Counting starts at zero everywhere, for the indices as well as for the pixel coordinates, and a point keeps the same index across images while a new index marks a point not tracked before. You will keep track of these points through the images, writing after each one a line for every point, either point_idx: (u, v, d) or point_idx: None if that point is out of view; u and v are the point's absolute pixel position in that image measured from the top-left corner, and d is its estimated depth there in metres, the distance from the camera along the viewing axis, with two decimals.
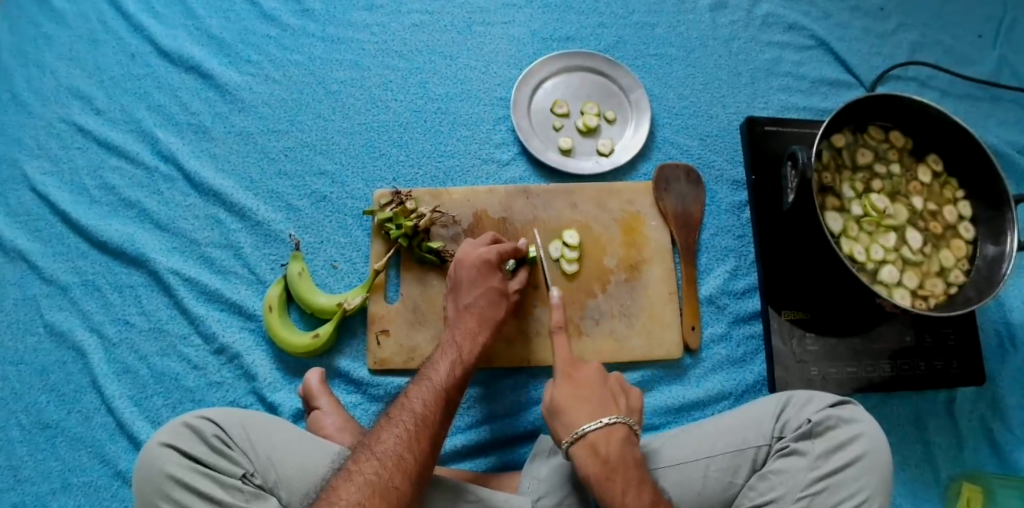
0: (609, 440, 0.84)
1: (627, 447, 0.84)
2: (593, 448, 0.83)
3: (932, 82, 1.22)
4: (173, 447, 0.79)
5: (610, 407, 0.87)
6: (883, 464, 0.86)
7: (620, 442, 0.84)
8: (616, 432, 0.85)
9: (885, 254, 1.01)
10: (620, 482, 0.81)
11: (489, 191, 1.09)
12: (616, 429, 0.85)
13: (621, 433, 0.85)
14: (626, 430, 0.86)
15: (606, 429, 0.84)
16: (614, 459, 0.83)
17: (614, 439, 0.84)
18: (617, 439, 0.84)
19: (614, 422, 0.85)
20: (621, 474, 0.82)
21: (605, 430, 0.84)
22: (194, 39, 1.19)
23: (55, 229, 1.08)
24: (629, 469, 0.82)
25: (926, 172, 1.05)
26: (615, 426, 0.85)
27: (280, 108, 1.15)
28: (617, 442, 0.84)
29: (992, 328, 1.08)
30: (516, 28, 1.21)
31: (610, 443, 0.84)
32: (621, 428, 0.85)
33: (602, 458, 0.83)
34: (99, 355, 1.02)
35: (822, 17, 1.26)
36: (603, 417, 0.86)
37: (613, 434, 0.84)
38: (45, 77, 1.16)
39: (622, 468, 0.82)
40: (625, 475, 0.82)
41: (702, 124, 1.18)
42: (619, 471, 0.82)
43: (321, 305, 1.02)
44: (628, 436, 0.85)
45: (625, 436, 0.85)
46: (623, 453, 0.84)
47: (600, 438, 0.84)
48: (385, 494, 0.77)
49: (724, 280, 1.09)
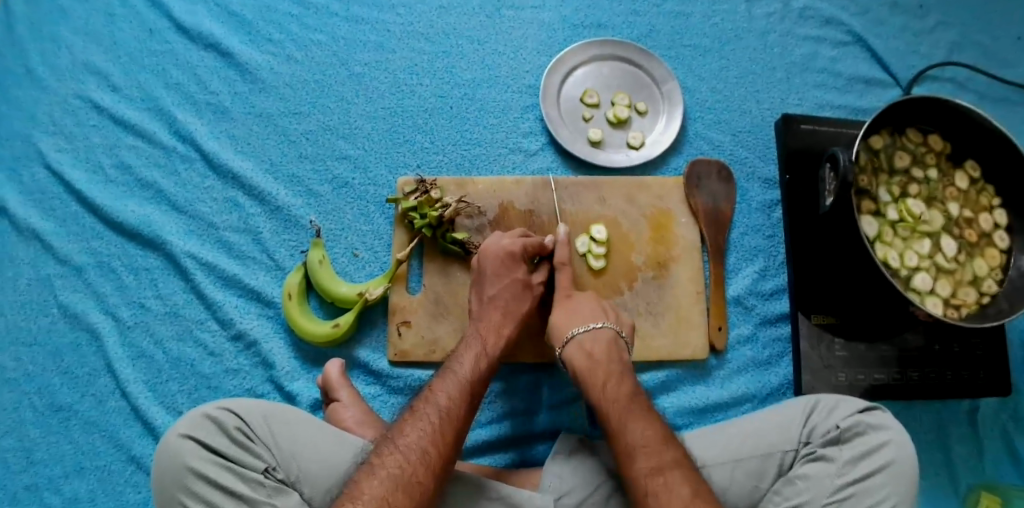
0: (596, 341, 0.90)
1: (612, 348, 0.90)
2: (581, 347, 0.90)
3: (969, 83, 1.20)
4: (194, 439, 0.78)
5: (601, 316, 0.93)
6: (910, 474, 0.85)
7: (606, 343, 0.90)
8: (602, 336, 0.91)
9: (919, 261, 0.99)
10: (602, 374, 0.87)
11: (516, 183, 1.06)
12: (603, 334, 0.91)
13: (608, 335, 0.91)
14: (613, 335, 0.92)
15: (594, 331, 0.91)
16: (597, 355, 0.89)
17: (599, 340, 0.90)
18: (602, 341, 0.90)
19: (602, 326, 0.92)
20: (603, 366, 0.88)
21: (593, 332, 0.91)
22: (215, 15, 1.14)
23: (69, 208, 1.05)
24: (611, 362, 0.88)
25: (963, 178, 1.03)
26: (602, 330, 0.91)
27: (302, 89, 1.11)
28: (603, 343, 0.90)
29: (1020, 338, 1.07)
30: (547, 13, 1.17)
31: (596, 343, 0.90)
32: (608, 333, 0.91)
33: (589, 355, 0.89)
34: (114, 338, 1.00)
35: (860, 13, 1.22)
36: (592, 322, 0.92)
37: (599, 336, 0.91)
38: (60, 51, 1.12)
39: (606, 363, 0.88)
40: (606, 366, 0.88)
41: (735, 120, 1.15)
42: (602, 365, 0.88)
43: (342, 294, 0.99)
44: (615, 341, 0.91)
45: (610, 337, 0.91)
46: (608, 351, 0.89)
47: (588, 339, 0.91)
48: (409, 489, 0.75)
49: (752, 281, 1.07)
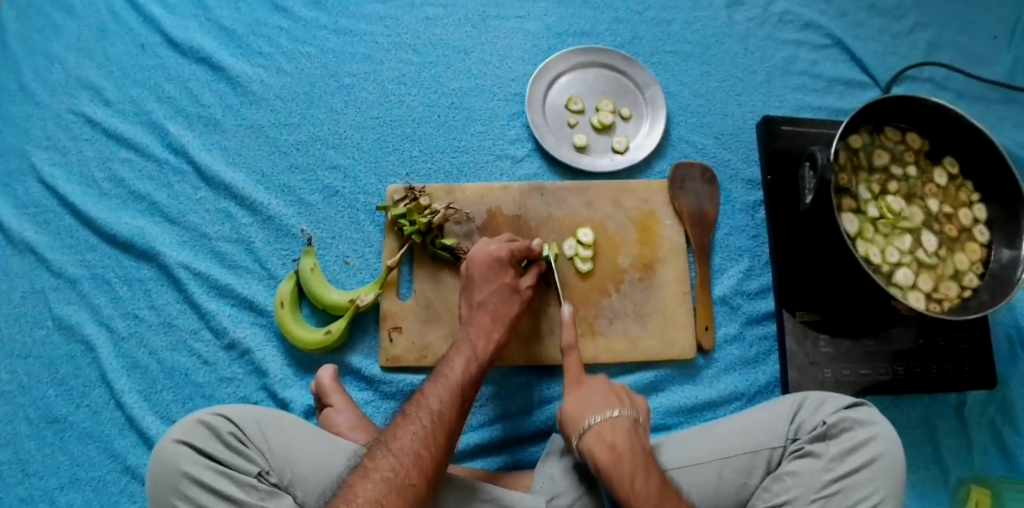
0: (615, 430, 0.85)
1: (634, 438, 0.85)
2: (600, 437, 0.84)
3: (947, 83, 1.22)
4: (188, 444, 0.79)
5: (617, 403, 0.89)
6: (897, 467, 0.86)
7: (627, 433, 0.85)
8: (622, 426, 0.86)
9: (900, 257, 1.01)
10: (628, 468, 0.81)
11: (503, 189, 1.08)
12: (622, 422, 0.86)
13: (626, 423, 0.86)
14: (631, 422, 0.87)
15: (613, 421, 0.86)
16: (620, 446, 0.83)
17: (619, 429, 0.85)
18: (622, 430, 0.85)
19: (620, 415, 0.87)
20: (628, 459, 0.82)
21: (612, 422, 0.86)
22: (205, 30, 1.17)
23: (63, 221, 1.07)
24: (635, 454, 0.83)
25: (941, 174, 1.05)
26: (620, 418, 0.87)
27: (292, 101, 1.14)
28: (623, 431, 0.85)
29: (1004, 331, 1.09)
30: (531, 22, 1.20)
31: (616, 433, 0.85)
32: (626, 420, 0.87)
33: (611, 448, 0.83)
34: (109, 349, 1.01)
35: (838, 16, 1.25)
36: (608, 411, 0.87)
37: (618, 425, 0.86)
38: (54, 68, 1.14)
39: (629, 456, 0.83)
40: (631, 460, 0.82)
41: (717, 123, 1.17)
42: (626, 458, 0.82)
43: (333, 302, 1.01)
44: (633, 428, 0.86)
45: (630, 426, 0.86)
46: (630, 442, 0.84)
47: (606, 429, 0.85)
48: (402, 493, 0.76)
49: (738, 280, 1.08)
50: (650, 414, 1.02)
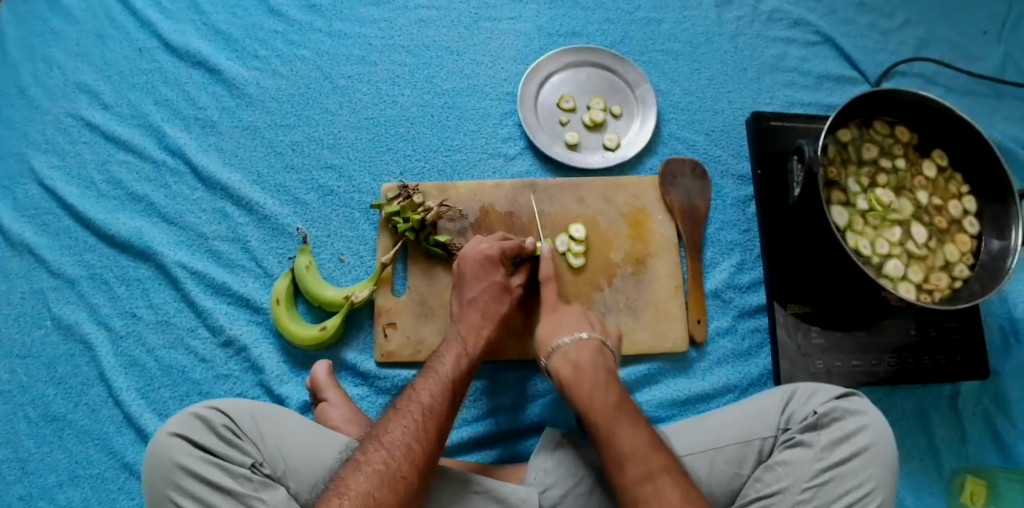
0: (581, 350, 0.91)
1: (598, 356, 0.91)
2: (566, 357, 0.91)
3: (937, 78, 1.23)
4: (183, 437, 0.80)
5: (586, 327, 0.95)
6: (888, 456, 0.86)
7: (593, 352, 0.91)
8: (589, 345, 0.92)
9: (890, 248, 1.02)
10: (588, 383, 0.87)
11: (496, 186, 1.10)
12: (588, 343, 0.92)
13: (594, 345, 0.92)
14: (599, 344, 0.93)
15: (580, 341, 0.92)
16: (583, 363, 0.90)
17: (585, 348, 0.91)
18: (588, 349, 0.91)
19: (587, 336, 0.93)
20: (589, 374, 0.88)
21: (579, 342, 0.92)
22: (202, 34, 1.19)
23: (62, 223, 1.09)
24: (598, 370, 0.89)
25: (930, 167, 1.06)
26: (587, 340, 0.93)
27: (288, 102, 1.16)
28: (589, 351, 0.91)
29: (997, 323, 1.09)
30: (523, 23, 1.22)
31: (581, 352, 0.91)
32: (594, 342, 0.93)
33: (575, 366, 0.90)
34: (107, 348, 1.03)
35: (827, 14, 1.26)
36: (577, 332, 0.94)
37: (585, 345, 0.92)
38: (53, 73, 1.16)
39: (591, 372, 0.88)
40: (592, 375, 0.88)
41: (708, 120, 1.18)
42: (588, 374, 0.88)
43: (328, 298, 1.02)
44: (600, 349, 0.92)
45: (597, 347, 0.92)
46: (594, 360, 0.90)
47: (573, 349, 0.92)
48: (393, 485, 0.77)
49: (729, 274, 1.09)
50: (643, 407, 1.02)
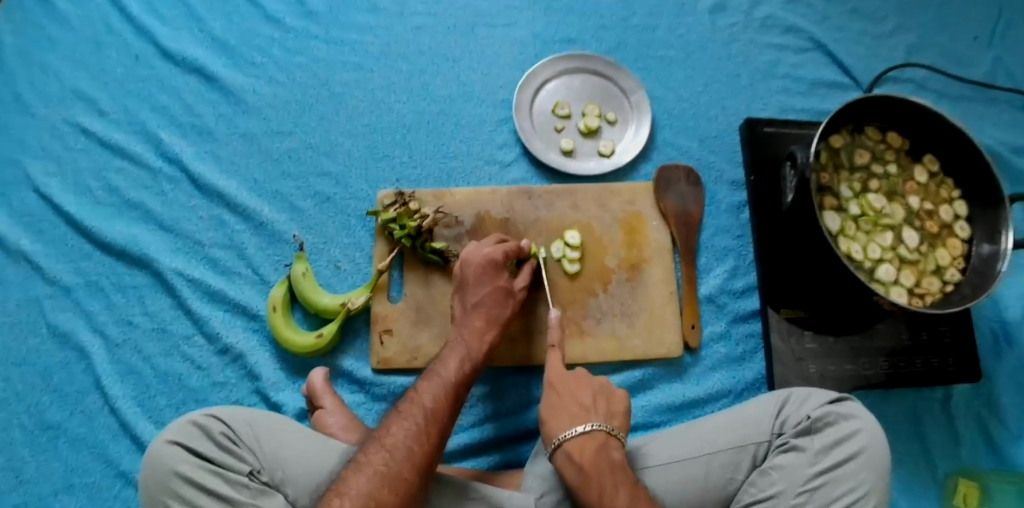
0: (584, 449, 0.83)
1: (604, 453, 0.83)
2: (570, 459, 0.83)
3: (928, 83, 1.24)
4: (180, 445, 0.80)
5: (589, 415, 0.87)
6: (882, 461, 0.86)
7: (598, 449, 0.83)
8: (593, 440, 0.84)
9: (882, 253, 1.03)
10: (594, 485, 0.80)
11: (491, 193, 1.10)
12: (593, 438, 0.84)
13: (598, 439, 0.84)
14: (604, 438, 0.84)
15: (583, 436, 0.84)
16: (588, 466, 0.82)
17: (590, 446, 0.83)
18: (591, 447, 0.83)
19: (591, 429, 0.84)
20: (595, 478, 0.81)
21: (581, 438, 0.84)
22: (199, 41, 1.19)
23: (58, 230, 1.09)
24: (603, 472, 0.81)
25: (921, 172, 1.07)
26: (591, 435, 0.84)
27: (284, 109, 1.16)
28: (594, 448, 0.83)
29: (989, 327, 1.10)
30: (518, 30, 1.23)
31: (585, 452, 0.83)
32: (599, 436, 0.84)
33: (579, 467, 0.82)
34: (104, 356, 1.03)
35: (820, 20, 1.27)
36: (580, 424, 0.85)
37: (589, 441, 0.84)
38: (49, 80, 1.17)
39: (597, 472, 0.81)
40: (598, 474, 0.81)
41: (701, 126, 1.19)
42: (595, 476, 0.81)
43: (325, 305, 1.03)
44: (605, 443, 0.84)
45: (602, 442, 0.84)
46: (599, 460, 0.82)
47: (576, 448, 0.83)
48: (394, 487, 0.77)
49: (723, 280, 1.10)
50: (639, 412, 1.03)
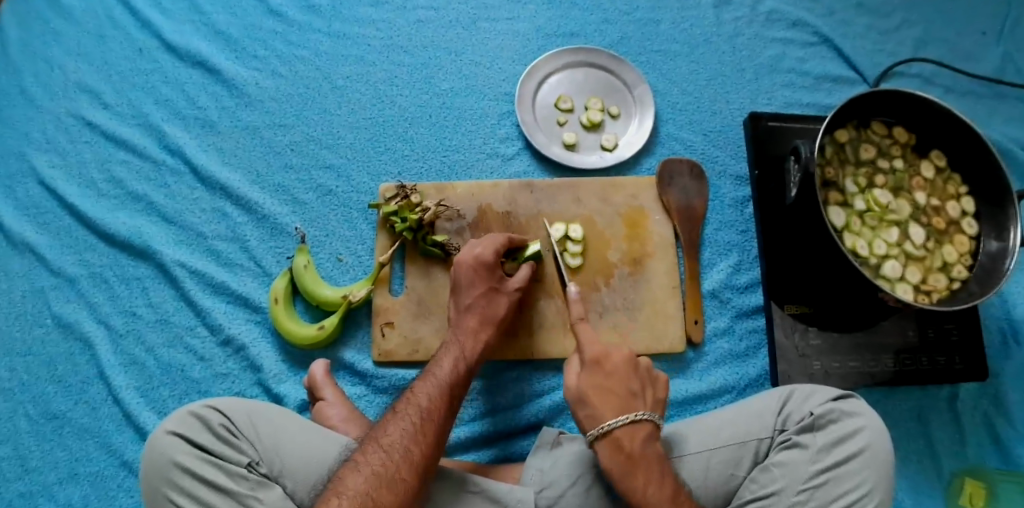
0: (634, 436, 0.83)
1: (651, 443, 0.84)
2: (616, 445, 0.83)
3: (936, 78, 1.23)
4: (180, 435, 0.80)
5: (638, 403, 0.86)
6: (886, 458, 0.85)
7: (648, 440, 0.84)
8: (641, 429, 0.84)
9: (888, 249, 1.01)
10: (641, 476, 0.81)
11: (493, 186, 1.10)
12: (643, 427, 0.84)
13: (647, 429, 0.84)
14: (652, 427, 0.85)
15: (632, 425, 0.84)
16: (637, 455, 0.82)
17: (639, 435, 0.83)
18: (641, 437, 0.83)
19: (642, 419, 0.84)
20: (643, 468, 0.82)
21: (632, 426, 0.84)
22: (202, 35, 1.20)
23: (63, 221, 1.10)
24: (651, 462, 0.82)
25: (929, 167, 1.05)
26: (642, 424, 0.84)
27: (287, 102, 1.16)
28: (642, 437, 0.84)
29: (996, 324, 1.09)
30: (521, 23, 1.22)
31: (634, 439, 0.83)
32: (647, 425, 0.85)
33: (624, 456, 0.82)
34: (107, 347, 1.03)
35: (826, 14, 1.26)
36: (631, 413, 0.84)
37: (638, 430, 0.84)
38: (54, 73, 1.17)
39: (644, 463, 0.82)
40: (646, 462, 0.82)
41: (705, 120, 1.18)
42: (642, 466, 0.82)
43: (326, 297, 1.03)
44: (652, 434, 0.85)
45: (650, 432, 0.84)
46: (647, 450, 0.83)
47: (625, 434, 0.83)
48: (392, 487, 0.77)
49: (727, 275, 1.09)
50: None
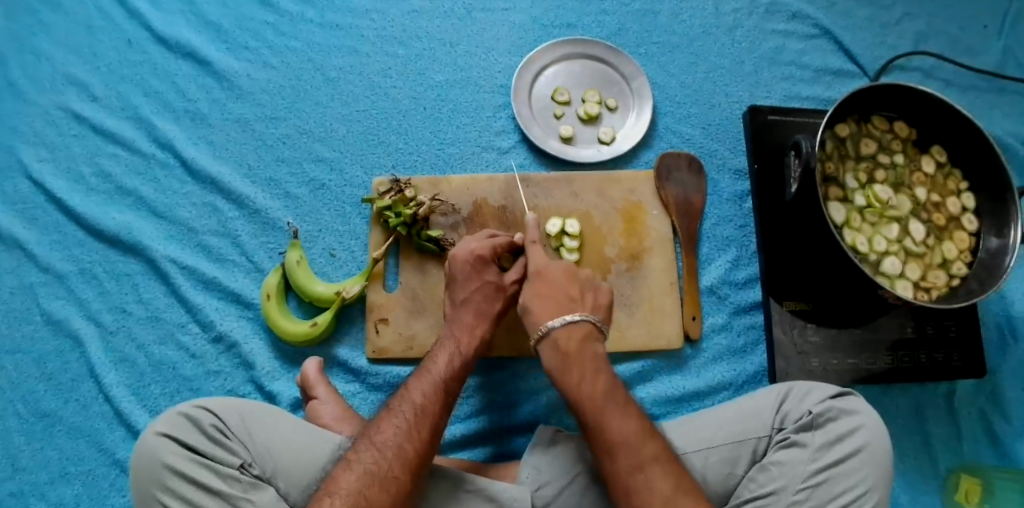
0: (570, 335, 0.86)
1: (588, 344, 0.86)
2: (555, 345, 0.86)
3: (936, 72, 1.22)
4: (170, 436, 0.79)
5: (577, 306, 0.88)
6: (884, 456, 0.85)
7: (583, 338, 0.86)
8: (579, 330, 0.86)
9: (888, 246, 1.00)
10: (577, 372, 0.83)
11: (488, 180, 1.08)
12: (579, 327, 0.87)
13: (584, 330, 0.87)
14: (590, 328, 0.87)
15: (570, 325, 0.86)
16: (573, 352, 0.85)
17: (576, 334, 0.86)
18: (578, 336, 0.86)
19: (578, 320, 0.87)
20: (579, 365, 0.84)
21: (568, 326, 0.86)
22: (192, 26, 1.17)
23: (52, 217, 1.07)
24: (586, 360, 0.84)
25: (929, 163, 1.04)
26: (579, 325, 0.87)
27: (278, 95, 1.14)
28: (580, 337, 0.86)
29: (994, 320, 1.08)
30: (516, 14, 1.20)
31: (571, 338, 0.86)
32: (586, 326, 0.87)
33: (563, 354, 0.85)
34: (97, 344, 1.01)
35: (826, 6, 1.24)
36: (568, 313, 0.87)
37: (574, 330, 0.86)
38: (42, 64, 1.14)
39: (581, 361, 0.84)
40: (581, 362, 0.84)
41: (704, 114, 1.17)
42: (578, 363, 0.84)
43: (319, 293, 1.01)
44: (591, 334, 0.87)
45: (588, 332, 0.87)
46: (584, 350, 0.85)
47: (562, 334, 0.86)
48: (384, 485, 0.76)
49: (725, 271, 1.08)
50: (637, 404, 1.01)
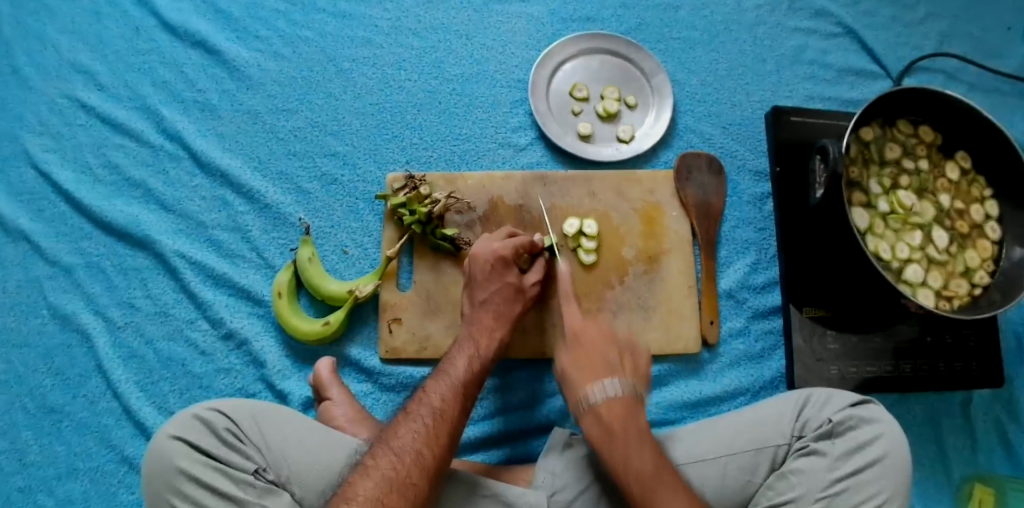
0: (612, 408, 0.82)
1: (633, 416, 0.82)
2: (597, 417, 0.82)
3: (960, 74, 1.19)
4: (182, 440, 0.77)
5: (616, 371, 0.86)
6: (904, 466, 0.84)
7: (627, 408, 0.82)
8: (622, 403, 0.83)
9: (910, 253, 0.99)
10: (621, 446, 0.80)
11: (505, 178, 1.06)
12: (622, 398, 0.83)
13: (626, 400, 0.83)
14: (634, 397, 0.84)
15: (612, 398, 0.83)
16: (617, 426, 0.81)
17: (620, 407, 0.82)
18: (621, 408, 0.82)
19: (620, 389, 0.83)
20: (622, 438, 0.80)
21: (612, 397, 0.83)
22: (202, 13, 1.13)
23: (58, 208, 1.04)
24: (631, 433, 0.80)
25: (954, 169, 1.02)
26: (619, 394, 0.83)
27: (290, 86, 1.11)
28: (622, 409, 0.82)
29: (1011, 330, 1.07)
30: (534, 7, 1.17)
31: (613, 411, 0.82)
32: (629, 395, 0.84)
33: (607, 426, 0.81)
34: (105, 338, 0.99)
35: (850, 4, 1.21)
36: (609, 382, 0.84)
37: (618, 401, 0.83)
38: (47, 51, 1.11)
39: (625, 433, 0.80)
40: (627, 437, 0.80)
41: (725, 112, 1.15)
42: (622, 437, 0.80)
43: (332, 291, 0.99)
44: (634, 404, 0.83)
45: (631, 402, 0.83)
46: (627, 422, 0.81)
47: (605, 407, 0.82)
48: (402, 492, 0.74)
49: (744, 274, 1.07)
50: (654, 408, 1.00)
